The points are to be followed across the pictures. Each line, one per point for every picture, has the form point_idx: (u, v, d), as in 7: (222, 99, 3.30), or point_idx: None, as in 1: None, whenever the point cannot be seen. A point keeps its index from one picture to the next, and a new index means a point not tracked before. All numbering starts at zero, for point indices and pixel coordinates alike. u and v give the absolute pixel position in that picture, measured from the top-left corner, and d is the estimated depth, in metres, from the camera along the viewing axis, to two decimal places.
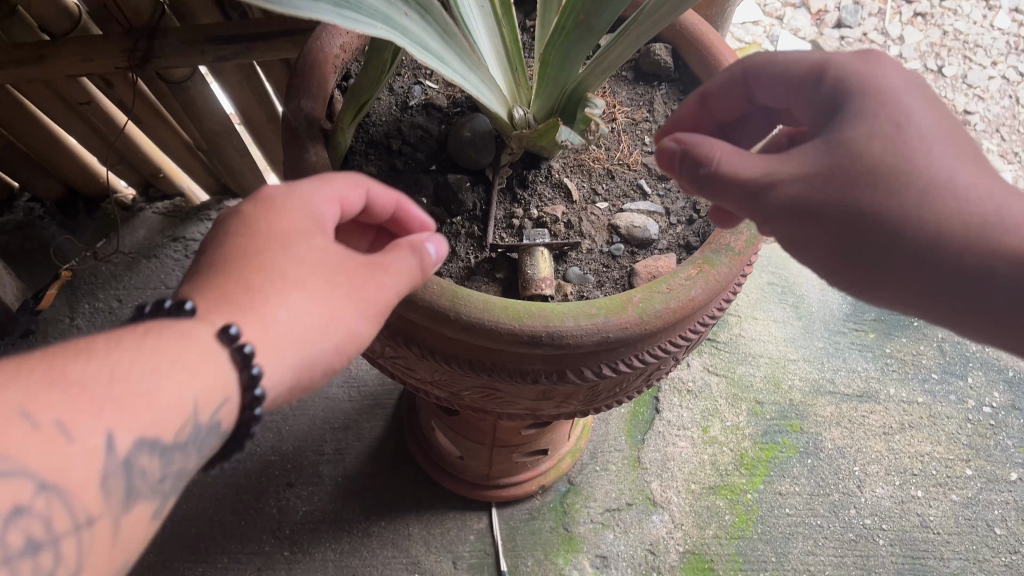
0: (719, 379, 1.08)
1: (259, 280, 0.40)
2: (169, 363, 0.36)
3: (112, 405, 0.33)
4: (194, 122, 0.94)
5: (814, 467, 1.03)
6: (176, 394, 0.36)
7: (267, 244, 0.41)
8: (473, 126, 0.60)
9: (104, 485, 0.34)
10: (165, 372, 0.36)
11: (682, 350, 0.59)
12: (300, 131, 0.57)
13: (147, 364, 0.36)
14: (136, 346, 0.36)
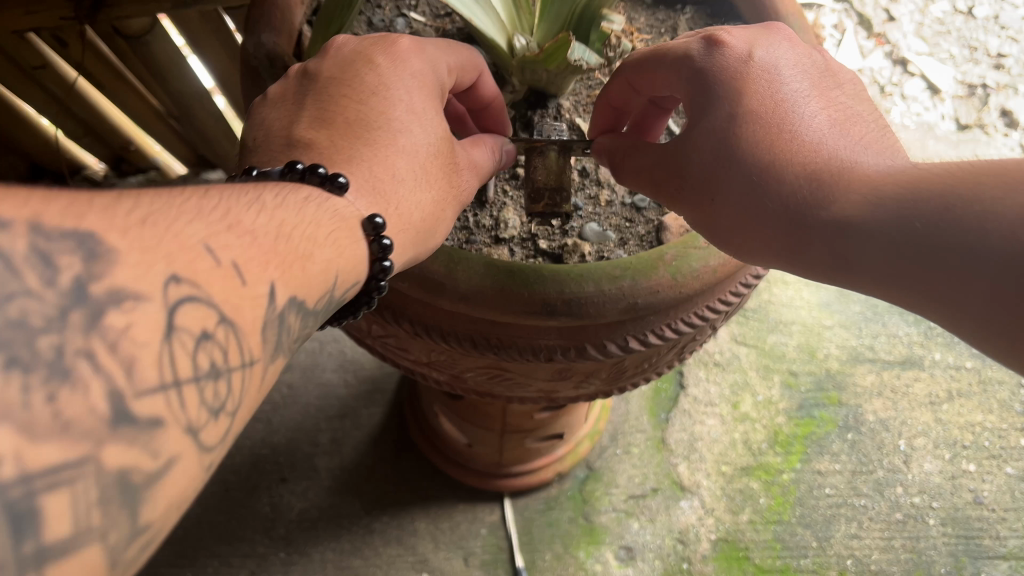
0: (748, 350, 0.99)
1: (388, 157, 0.41)
2: (301, 246, 0.33)
3: (252, 283, 0.30)
4: (160, 83, 0.85)
5: (856, 442, 0.94)
6: (317, 267, 0.34)
7: (389, 122, 0.42)
8: (466, 62, 0.52)
9: (218, 379, 0.28)
10: (314, 244, 0.34)
11: (721, 318, 0.50)
12: (262, 69, 0.49)
13: (296, 237, 0.34)
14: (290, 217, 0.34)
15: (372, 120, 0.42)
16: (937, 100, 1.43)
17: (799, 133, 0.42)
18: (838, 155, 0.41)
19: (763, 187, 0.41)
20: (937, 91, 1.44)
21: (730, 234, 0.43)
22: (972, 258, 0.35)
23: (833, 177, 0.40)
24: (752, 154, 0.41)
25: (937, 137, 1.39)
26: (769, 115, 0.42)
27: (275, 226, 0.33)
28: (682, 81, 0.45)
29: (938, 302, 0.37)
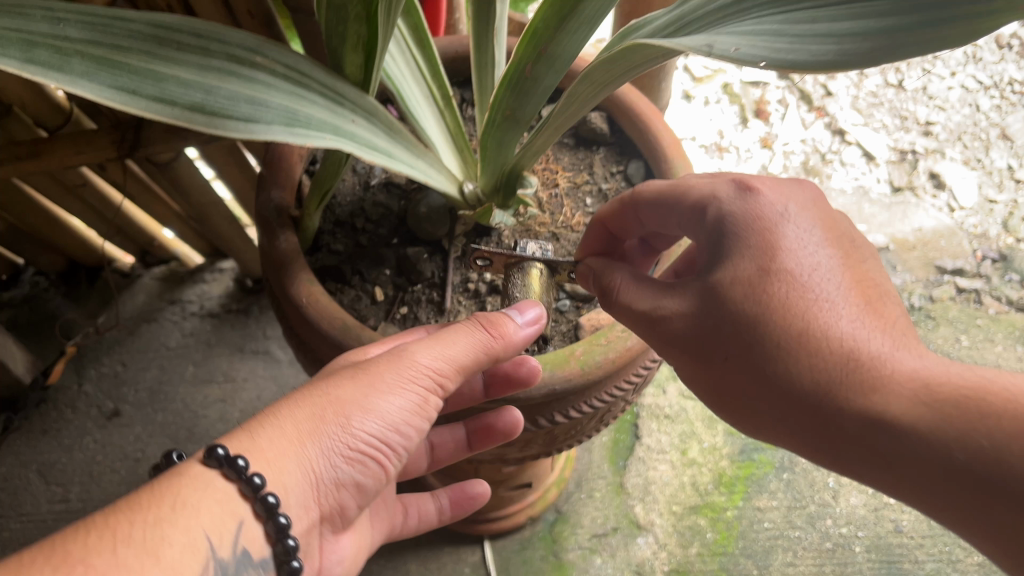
0: (695, 403, 1.13)
1: (360, 425, 0.50)
2: (167, 538, 0.42)
3: None
4: (181, 197, 1.00)
5: (791, 480, 1.08)
6: (185, 548, 0.43)
7: (394, 394, 0.51)
8: (429, 202, 0.66)
9: None
10: (182, 530, 0.44)
11: (633, 391, 0.66)
12: (271, 219, 0.62)
13: (168, 530, 0.43)
14: (163, 510, 0.44)
15: (385, 388, 0.50)
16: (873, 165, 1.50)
17: (838, 319, 0.45)
18: (877, 348, 0.44)
19: (796, 364, 0.45)
20: (872, 159, 1.51)
21: (749, 393, 0.47)
22: (971, 473, 0.40)
23: (873, 371, 0.43)
24: (792, 329, 0.45)
25: None
26: (797, 297, 0.46)
27: (143, 517, 0.42)
28: (730, 238, 0.49)
29: (979, 518, 0.40)
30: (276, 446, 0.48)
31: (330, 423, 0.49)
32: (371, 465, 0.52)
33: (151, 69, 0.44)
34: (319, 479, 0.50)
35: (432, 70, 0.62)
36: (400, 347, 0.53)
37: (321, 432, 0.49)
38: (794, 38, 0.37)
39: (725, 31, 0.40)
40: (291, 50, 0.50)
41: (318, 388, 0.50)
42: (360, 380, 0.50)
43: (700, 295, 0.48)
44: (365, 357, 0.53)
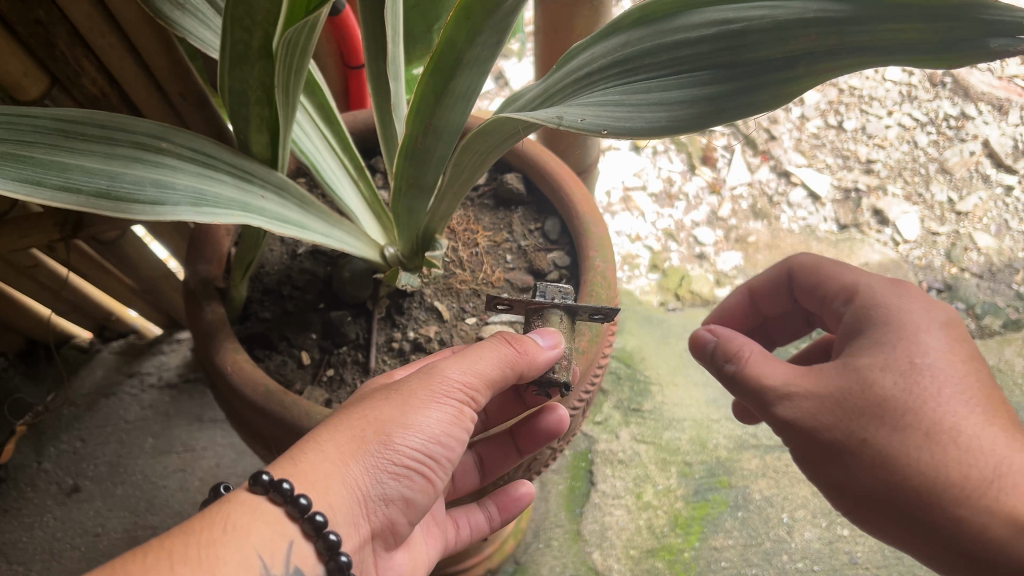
0: (647, 446, 1.15)
1: (403, 442, 0.52)
2: (221, 557, 0.45)
3: None
4: (131, 272, 1.03)
5: (745, 518, 1.09)
6: (239, 566, 0.45)
7: (430, 408, 0.53)
8: (352, 267, 0.72)
9: None
10: (233, 550, 0.46)
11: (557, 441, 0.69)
12: (198, 292, 0.67)
13: (220, 550, 0.45)
14: (214, 532, 0.46)
15: (420, 405, 0.53)
16: (819, 206, 1.43)
17: (970, 430, 0.54)
18: (1001, 468, 0.54)
19: (932, 466, 0.53)
20: (818, 198, 1.43)
21: (879, 479, 0.55)
22: None
23: (998, 490, 0.53)
24: (942, 431, 0.54)
25: (818, 238, 1.38)
26: (941, 401, 0.55)
27: (196, 538, 0.45)
28: (875, 329, 0.58)
29: None
30: (317, 470, 0.51)
31: (371, 444, 0.52)
32: (418, 479, 0.54)
33: (56, 162, 0.48)
34: (366, 495, 0.52)
35: (342, 144, 0.68)
36: (431, 366, 0.56)
37: (360, 451, 0.52)
38: (630, 108, 0.45)
39: (575, 103, 0.48)
40: (195, 135, 0.54)
41: (357, 413, 0.53)
42: (396, 400, 0.53)
43: (845, 375, 0.56)
44: (397, 379, 0.56)
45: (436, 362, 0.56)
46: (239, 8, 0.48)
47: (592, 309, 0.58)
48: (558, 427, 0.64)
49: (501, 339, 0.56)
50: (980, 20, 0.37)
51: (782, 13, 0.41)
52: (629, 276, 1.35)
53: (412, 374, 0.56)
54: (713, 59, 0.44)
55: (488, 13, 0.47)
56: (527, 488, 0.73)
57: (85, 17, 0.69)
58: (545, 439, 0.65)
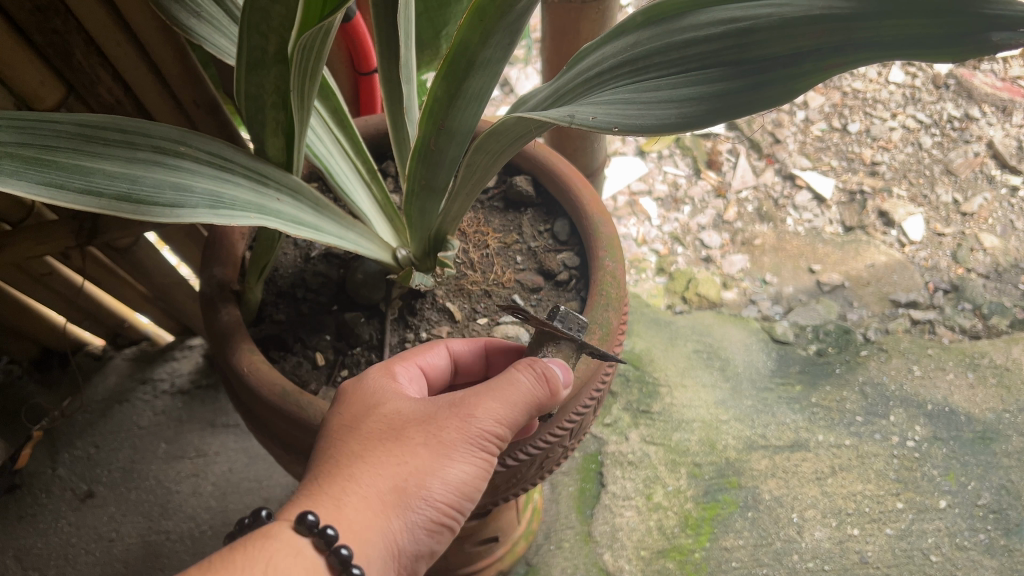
0: (656, 448, 1.15)
1: (433, 492, 0.51)
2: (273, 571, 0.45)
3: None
4: (143, 279, 1.04)
5: (755, 519, 1.09)
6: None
7: (460, 462, 0.52)
8: (364, 269, 0.73)
9: None
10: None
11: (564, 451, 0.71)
12: (214, 295, 0.68)
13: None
14: (243, 562, 0.45)
15: (453, 454, 0.52)
16: (824, 209, 1.43)
17: None
18: None
19: None
20: (823, 201, 1.44)
21: None
22: None
23: None
24: None
25: (824, 241, 1.39)
26: None
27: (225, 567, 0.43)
28: None
29: None
30: (357, 518, 0.49)
31: (408, 494, 0.51)
32: (445, 531, 0.54)
33: (78, 165, 0.49)
34: (400, 550, 0.51)
35: (355, 147, 0.70)
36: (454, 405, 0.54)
37: (395, 504, 0.51)
38: (641, 106, 0.47)
39: (588, 101, 0.49)
40: (213, 139, 0.55)
41: (394, 459, 0.52)
42: (431, 447, 0.52)
43: None
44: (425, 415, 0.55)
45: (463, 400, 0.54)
46: (255, 14, 0.49)
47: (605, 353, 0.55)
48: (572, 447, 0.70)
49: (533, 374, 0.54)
50: (982, 15, 0.38)
51: (790, 11, 0.42)
52: (636, 279, 1.36)
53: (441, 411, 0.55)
54: (720, 57, 0.45)
55: (500, 15, 0.48)
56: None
57: (101, 25, 0.70)
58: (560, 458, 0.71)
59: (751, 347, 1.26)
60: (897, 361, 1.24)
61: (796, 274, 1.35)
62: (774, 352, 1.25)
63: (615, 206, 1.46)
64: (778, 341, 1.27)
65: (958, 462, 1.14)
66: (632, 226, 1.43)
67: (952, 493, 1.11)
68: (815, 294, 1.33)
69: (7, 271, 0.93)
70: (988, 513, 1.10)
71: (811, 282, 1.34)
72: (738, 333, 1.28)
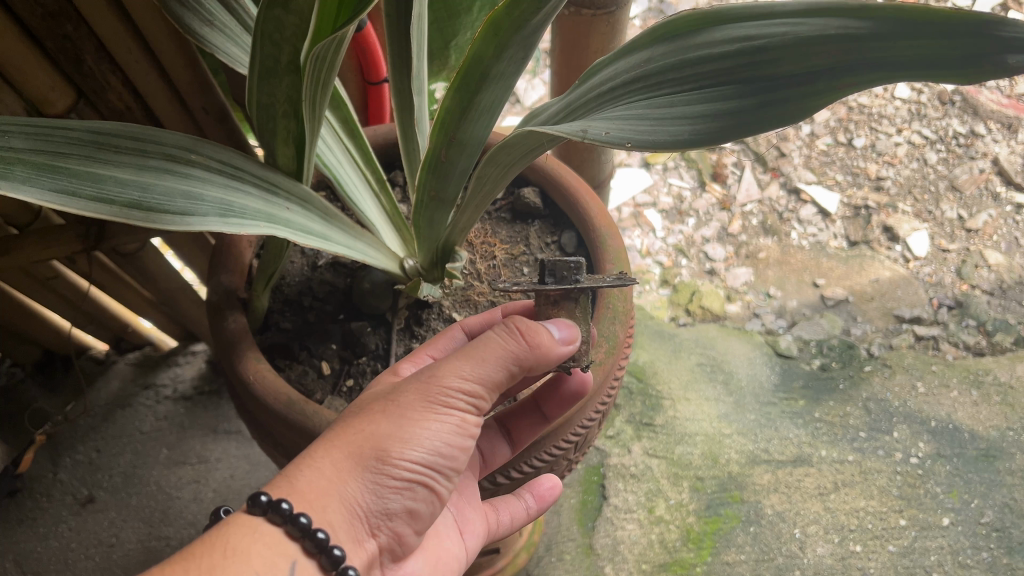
0: (659, 460, 1.15)
1: (399, 456, 0.52)
2: (245, 556, 0.47)
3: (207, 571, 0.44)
4: (148, 284, 1.05)
5: (757, 533, 1.09)
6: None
7: (429, 420, 0.53)
8: (372, 279, 0.73)
9: None
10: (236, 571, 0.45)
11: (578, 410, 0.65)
12: (220, 303, 0.68)
13: (222, 573, 0.44)
14: (216, 557, 0.46)
15: (418, 419, 0.53)
16: (829, 223, 1.43)
17: None
18: None
19: None
20: (828, 215, 1.44)
21: None
22: None
23: None
24: None
25: (828, 256, 1.39)
26: None
27: (197, 566, 0.44)
28: None
29: None
30: (316, 487, 0.51)
31: (368, 459, 0.52)
32: (420, 492, 0.55)
33: (89, 173, 0.49)
34: (367, 511, 0.53)
35: (364, 157, 0.70)
36: (428, 373, 0.55)
37: (354, 471, 0.52)
38: (653, 122, 0.47)
39: (599, 117, 0.49)
40: (223, 148, 0.56)
41: (356, 429, 0.53)
42: (393, 414, 0.53)
43: None
44: (401, 385, 0.56)
45: (433, 367, 0.55)
46: (269, 23, 0.49)
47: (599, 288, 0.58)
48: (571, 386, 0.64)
49: (508, 330, 0.55)
50: (997, 37, 0.38)
51: (803, 30, 0.42)
52: (640, 291, 1.36)
53: (414, 380, 0.56)
54: (732, 74, 0.45)
55: (515, 30, 0.48)
56: (551, 474, 0.72)
57: (114, 32, 0.70)
58: (571, 402, 0.64)
59: (754, 361, 1.26)
60: (901, 378, 1.23)
61: (800, 288, 1.35)
62: (778, 366, 1.25)
63: (619, 218, 1.46)
64: (782, 356, 1.26)
65: (962, 479, 1.14)
66: (637, 238, 1.44)
67: (955, 511, 1.11)
68: (819, 309, 1.33)
69: (12, 275, 0.93)
70: (991, 531, 1.09)
71: (815, 296, 1.34)
72: (741, 346, 1.28)
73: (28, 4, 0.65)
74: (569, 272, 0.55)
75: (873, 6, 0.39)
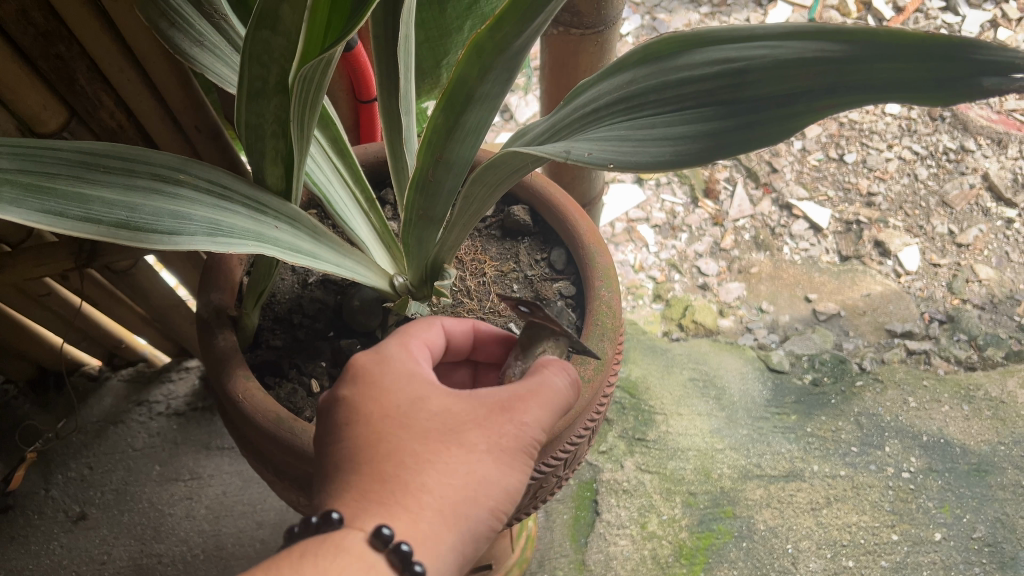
0: (651, 476, 1.15)
1: (502, 499, 0.49)
2: None
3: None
4: (141, 301, 1.05)
5: (750, 549, 1.09)
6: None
7: None
8: (361, 296, 0.74)
9: None
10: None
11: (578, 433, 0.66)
12: (210, 320, 0.68)
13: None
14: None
15: None
16: (821, 238, 1.44)
17: None
18: None
19: None
20: (820, 230, 1.45)
21: None
22: None
23: None
24: None
25: (820, 271, 1.40)
26: None
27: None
28: None
29: None
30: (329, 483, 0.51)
31: (482, 503, 0.48)
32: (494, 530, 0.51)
33: (77, 194, 0.49)
34: (464, 555, 0.48)
35: (353, 175, 0.70)
36: (504, 405, 0.52)
37: (473, 510, 0.47)
38: (636, 143, 0.47)
39: (583, 138, 0.50)
40: (212, 168, 0.56)
41: (457, 467, 0.48)
42: (492, 453, 0.49)
43: None
44: (467, 420, 0.51)
45: (511, 400, 0.52)
46: (258, 46, 0.50)
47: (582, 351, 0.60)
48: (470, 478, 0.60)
49: (562, 373, 0.55)
50: (971, 60, 0.39)
51: (782, 53, 0.43)
52: (633, 306, 1.37)
53: (487, 415, 0.51)
54: (714, 96, 0.46)
55: (498, 52, 0.48)
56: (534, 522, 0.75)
57: (106, 51, 0.71)
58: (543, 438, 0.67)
59: (747, 375, 1.26)
60: (893, 393, 1.24)
61: (793, 302, 1.36)
62: (770, 381, 1.26)
63: (612, 233, 1.47)
64: (774, 370, 1.27)
65: (954, 494, 1.14)
66: (630, 253, 1.44)
67: (947, 526, 1.11)
68: (811, 323, 1.33)
69: (5, 292, 0.93)
70: (983, 545, 1.09)
71: (807, 311, 1.34)
72: (734, 361, 1.28)
73: (20, 25, 0.66)
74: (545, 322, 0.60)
75: (849, 30, 0.40)
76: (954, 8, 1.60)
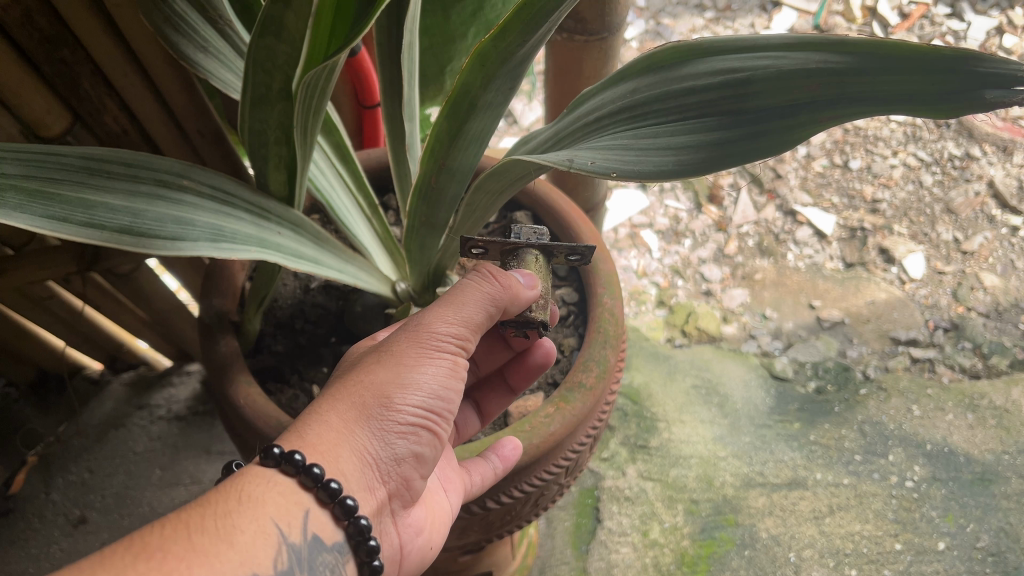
0: (653, 483, 1.14)
1: (400, 402, 0.52)
2: (250, 528, 0.46)
3: (206, 522, 0.44)
4: (142, 305, 1.05)
5: (753, 557, 1.08)
6: (256, 534, 0.46)
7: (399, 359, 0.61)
8: (364, 302, 0.74)
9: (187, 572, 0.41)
10: (250, 518, 0.46)
11: (576, 446, 0.66)
12: (212, 325, 0.68)
13: (237, 520, 0.46)
14: (230, 502, 0.47)
15: None
16: (824, 246, 1.43)
17: None
18: None
19: None
20: (824, 237, 1.44)
21: None
22: None
23: None
24: None
25: (824, 277, 1.39)
26: None
27: (212, 511, 0.45)
28: None
29: None
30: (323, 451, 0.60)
31: (372, 408, 0.52)
32: (425, 435, 0.55)
33: (83, 200, 0.49)
34: (377, 459, 0.53)
35: (357, 182, 0.70)
36: (407, 324, 0.55)
37: (361, 420, 0.52)
38: (638, 153, 0.47)
39: (586, 147, 0.50)
40: (215, 174, 0.56)
41: (351, 380, 0.53)
42: (388, 361, 0.53)
43: None
44: (383, 341, 0.56)
45: (415, 318, 0.55)
46: (262, 52, 0.50)
47: (568, 249, 0.57)
48: (517, 455, 0.61)
49: (480, 273, 0.53)
50: (976, 73, 0.38)
51: (785, 64, 0.42)
52: (636, 312, 1.36)
53: (396, 333, 0.55)
54: (715, 106, 0.45)
55: (501, 62, 0.48)
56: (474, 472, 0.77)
57: (110, 56, 0.71)
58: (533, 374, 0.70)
59: (749, 382, 1.26)
60: (897, 401, 1.23)
61: (796, 309, 1.36)
62: (773, 389, 1.25)
63: (615, 238, 1.46)
64: (777, 378, 1.26)
65: (958, 503, 1.13)
66: (633, 258, 1.44)
67: (951, 535, 1.10)
68: (815, 330, 1.33)
69: (7, 295, 0.93)
70: (987, 555, 1.08)
71: (811, 318, 1.34)
72: (736, 368, 1.28)
73: (24, 28, 0.65)
74: (534, 234, 0.57)
75: (853, 41, 0.40)
76: (960, 14, 1.59)
